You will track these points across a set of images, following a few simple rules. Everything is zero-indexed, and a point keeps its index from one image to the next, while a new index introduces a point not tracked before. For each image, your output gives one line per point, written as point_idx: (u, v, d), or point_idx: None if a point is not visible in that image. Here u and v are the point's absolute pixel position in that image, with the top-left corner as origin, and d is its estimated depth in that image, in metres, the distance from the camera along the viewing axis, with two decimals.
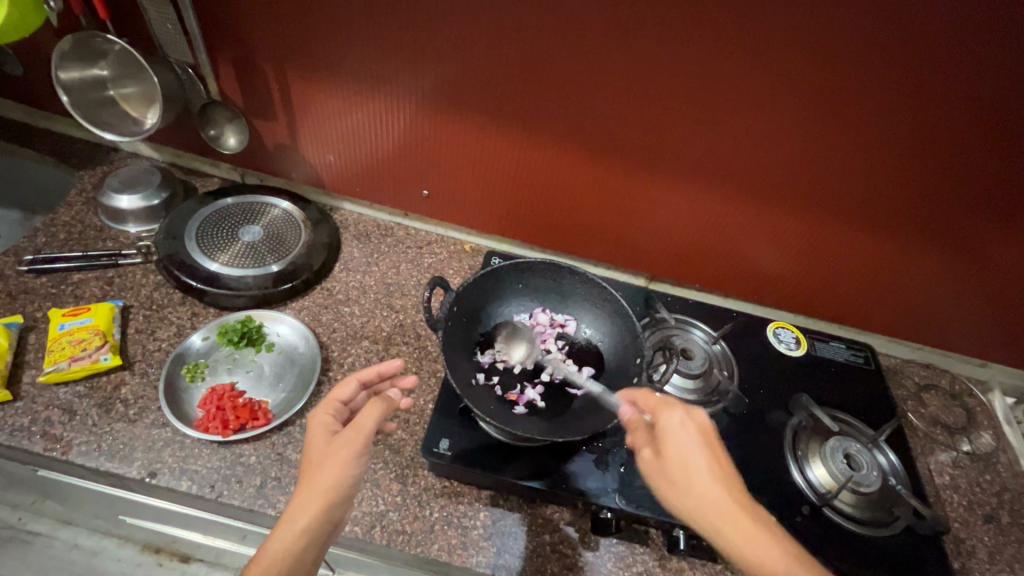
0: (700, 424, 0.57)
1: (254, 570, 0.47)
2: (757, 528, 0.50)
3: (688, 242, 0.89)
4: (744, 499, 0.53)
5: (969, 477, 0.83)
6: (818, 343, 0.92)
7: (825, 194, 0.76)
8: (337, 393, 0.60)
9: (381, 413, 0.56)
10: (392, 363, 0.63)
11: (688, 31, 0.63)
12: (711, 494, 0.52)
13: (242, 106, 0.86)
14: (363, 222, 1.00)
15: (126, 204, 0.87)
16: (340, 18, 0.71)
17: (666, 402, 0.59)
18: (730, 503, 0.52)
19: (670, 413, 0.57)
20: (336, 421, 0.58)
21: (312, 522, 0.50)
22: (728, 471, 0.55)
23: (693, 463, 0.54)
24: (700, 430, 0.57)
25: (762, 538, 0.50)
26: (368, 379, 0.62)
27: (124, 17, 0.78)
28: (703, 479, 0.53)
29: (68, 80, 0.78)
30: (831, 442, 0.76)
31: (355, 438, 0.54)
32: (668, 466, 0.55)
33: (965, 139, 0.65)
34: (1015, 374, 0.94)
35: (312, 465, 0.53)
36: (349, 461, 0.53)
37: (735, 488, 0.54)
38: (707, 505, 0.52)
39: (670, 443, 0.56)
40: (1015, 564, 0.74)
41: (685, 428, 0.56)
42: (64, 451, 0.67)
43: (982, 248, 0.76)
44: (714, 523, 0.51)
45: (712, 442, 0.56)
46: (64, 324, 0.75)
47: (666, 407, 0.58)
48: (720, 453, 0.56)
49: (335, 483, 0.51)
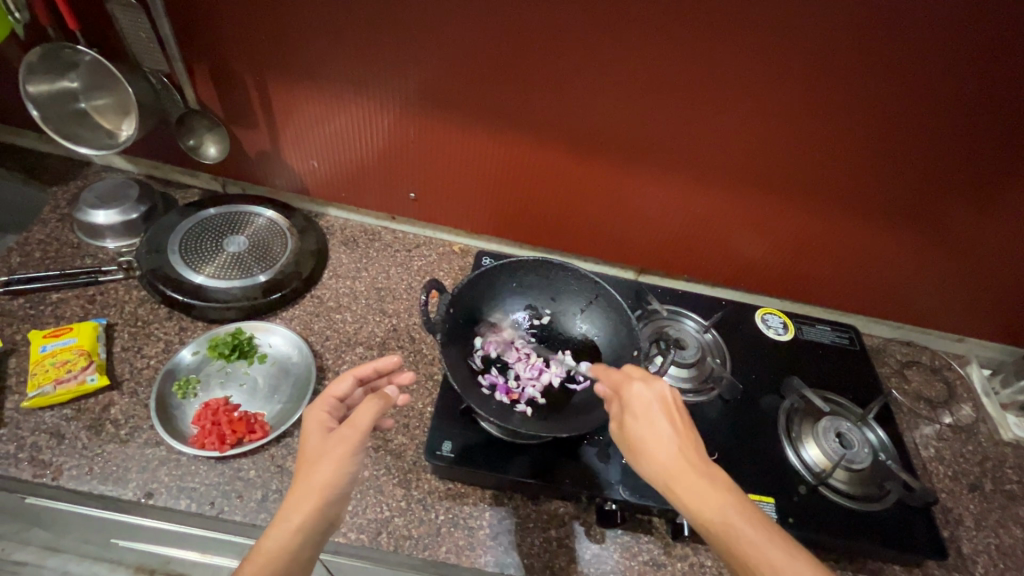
0: (661, 393, 0.57)
1: (248, 569, 0.46)
2: (711, 491, 0.50)
3: (677, 233, 0.90)
4: (704, 466, 0.52)
5: (953, 448, 0.86)
6: (805, 326, 0.94)
7: (812, 180, 0.78)
8: (333, 389, 0.59)
9: (379, 410, 0.55)
10: (389, 358, 0.61)
11: (669, 26, 0.64)
12: (668, 454, 0.52)
13: (221, 115, 0.84)
14: (349, 228, 0.99)
15: (103, 219, 0.85)
16: (320, 23, 0.71)
17: (626, 377, 0.59)
18: (682, 467, 0.52)
19: (630, 384, 0.58)
20: (331, 418, 0.57)
21: (307, 519, 0.49)
22: (687, 438, 0.54)
23: (651, 432, 0.54)
24: (660, 403, 0.56)
25: (713, 503, 0.49)
26: (365, 376, 0.60)
27: (94, 27, 0.76)
28: (664, 446, 0.53)
29: (37, 93, 0.76)
30: (823, 421, 0.77)
31: (350, 435, 0.53)
32: (629, 435, 0.55)
33: (944, 122, 0.67)
34: (991, 347, 0.97)
35: (308, 461, 0.52)
36: (345, 457, 0.52)
37: (693, 454, 0.53)
38: (666, 468, 0.52)
39: (633, 413, 0.56)
40: (999, 529, 0.78)
41: (648, 399, 0.56)
42: (54, 477, 0.65)
43: (957, 225, 0.79)
44: (671, 491, 0.51)
45: (670, 410, 0.56)
46: (46, 345, 0.73)
47: (631, 379, 0.58)
48: (679, 419, 0.55)
49: (329, 480, 0.51)
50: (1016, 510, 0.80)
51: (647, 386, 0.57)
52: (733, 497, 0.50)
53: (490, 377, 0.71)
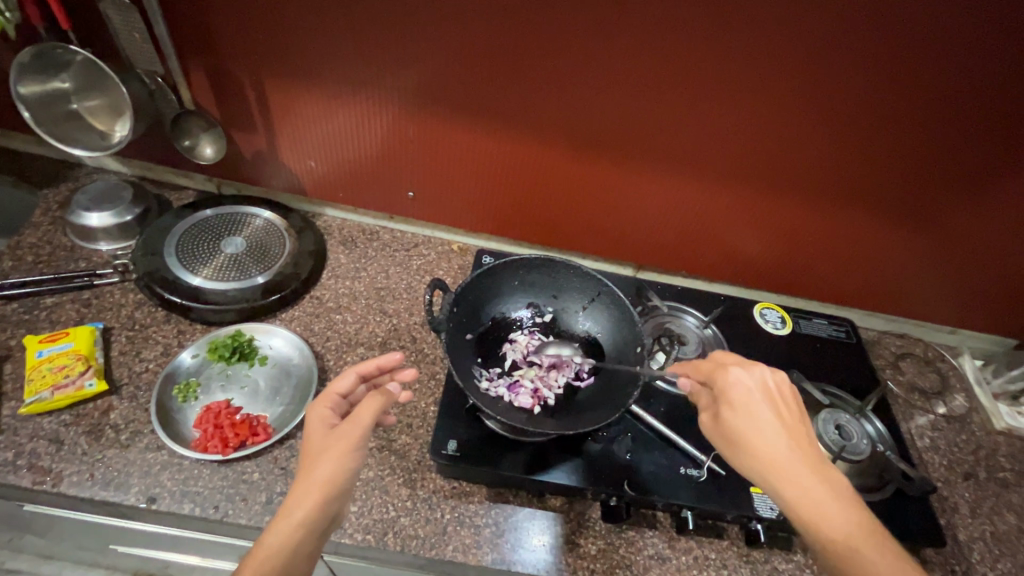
0: (763, 381, 0.57)
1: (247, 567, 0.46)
2: (821, 486, 0.50)
3: (676, 229, 0.91)
4: (815, 461, 0.52)
5: (948, 438, 0.88)
6: (802, 321, 0.95)
7: (810, 175, 0.78)
8: (335, 386, 0.58)
9: (380, 407, 0.55)
10: (392, 355, 0.61)
11: (668, 25, 0.64)
12: (772, 443, 0.52)
13: (216, 115, 0.84)
14: (347, 228, 0.98)
15: (97, 222, 0.84)
16: (317, 22, 0.70)
17: (720, 364, 0.60)
18: (789, 460, 0.51)
19: (729, 370, 0.58)
20: (334, 415, 0.56)
21: (308, 516, 0.49)
22: (794, 431, 0.54)
23: (754, 419, 0.54)
24: (762, 390, 0.56)
25: (824, 501, 0.49)
26: (367, 372, 0.60)
27: (85, 26, 0.74)
28: (766, 435, 0.53)
29: (29, 94, 0.74)
30: (823, 413, 0.79)
31: (351, 432, 0.52)
32: (728, 422, 0.56)
33: (939, 117, 0.68)
34: (983, 339, 0.99)
35: (310, 458, 0.52)
36: (348, 454, 0.51)
37: (801, 446, 0.52)
38: (767, 457, 0.52)
39: (732, 399, 0.56)
40: (993, 516, 0.79)
41: (748, 386, 0.57)
42: (54, 483, 0.64)
43: (952, 218, 0.80)
44: (772, 480, 0.51)
45: (774, 399, 0.56)
46: (42, 350, 0.72)
47: (729, 365, 0.59)
48: (784, 409, 0.55)
49: (330, 477, 0.50)
50: (1009, 498, 0.82)
51: (747, 373, 0.58)
52: (843, 497, 0.49)
53: (497, 375, 0.72)
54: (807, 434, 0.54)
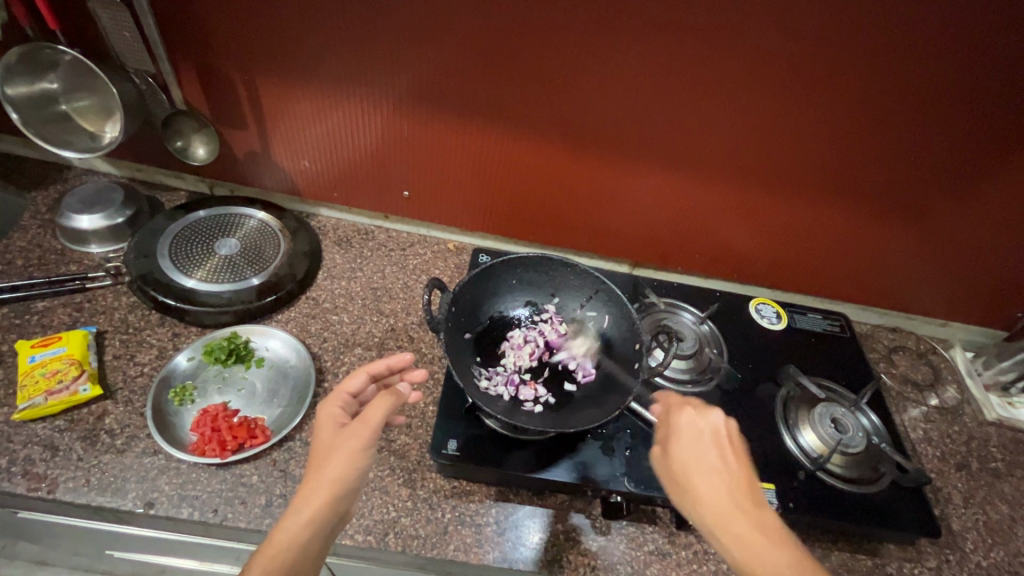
0: (714, 424, 0.57)
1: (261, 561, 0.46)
2: (757, 537, 0.50)
3: (671, 226, 0.91)
4: (756, 510, 0.52)
5: (940, 429, 0.89)
6: (798, 315, 0.96)
7: (803, 171, 0.79)
8: (345, 385, 0.58)
9: (391, 406, 0.54)
10: (402, 356, 0.62)
11: (663, 21, 0.64)
12: (713, 487, 0.53)
13: (208, 115, 0.83)
14: (342, 227, 0.98)
15: (88, 224, 0.83)
16: (311, 21, 0.69)
17: (678, 404, 0.60)
18: (730, 508, 0.51)
19: (682, 412, 0.59)
20: (345, 413, 0.56)
21: (318, 512, 0.49)
22: (739, 478, 0.54)
23: (698, 462, 0.55)
24: (712, 432, 0.57)
25: (763, 550, 0.48)
26: (377, 372, 0.60)
27: (74, 25, 0.73)
28: (708, 479, 0.53)
29: (16, 95, 0.73)
30: (818, 408, 0.79)
31: (363, 431, 0.53)
32: (673, 463, 0.56)
33: (926, 113, 0.69)
34: (974, 331, 1.00)
35: (319, 458, 0.52)
36: (358, 453, 0.51)
37: (743, 493, 0.53)
38: (707, 503, 0.52)
39: (680, 441, 0.57)
40: (985, 506, 0.80)
41: (698, 428, 0.57)
42: (50, 490, 0.63)
43: (943, 212, 0.81)
44: (712, 527, 0.51)
45: (723, 445, 0.56)
46: (35, 355, 0.71)
47: (682, 406, 0.60)
48: (732, 459, 0.55)
49: (340, 476, 0.50)
50: (1001, 487, 0.83)
51: (698, 415, 0.58)
52: (784, 548, 0.49)
53: (498, 377, 0.71)
54: (752, 481, 0.54)
